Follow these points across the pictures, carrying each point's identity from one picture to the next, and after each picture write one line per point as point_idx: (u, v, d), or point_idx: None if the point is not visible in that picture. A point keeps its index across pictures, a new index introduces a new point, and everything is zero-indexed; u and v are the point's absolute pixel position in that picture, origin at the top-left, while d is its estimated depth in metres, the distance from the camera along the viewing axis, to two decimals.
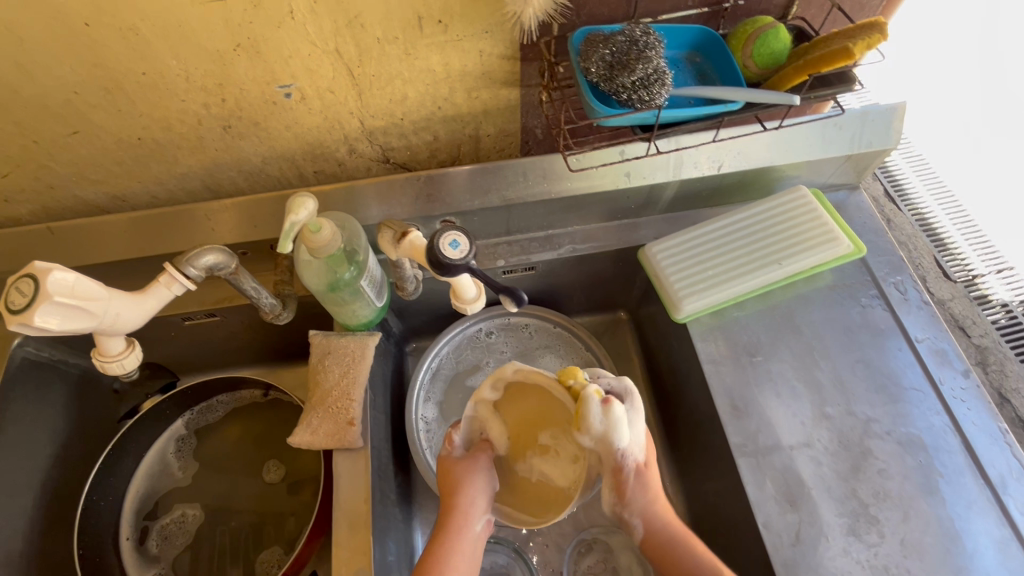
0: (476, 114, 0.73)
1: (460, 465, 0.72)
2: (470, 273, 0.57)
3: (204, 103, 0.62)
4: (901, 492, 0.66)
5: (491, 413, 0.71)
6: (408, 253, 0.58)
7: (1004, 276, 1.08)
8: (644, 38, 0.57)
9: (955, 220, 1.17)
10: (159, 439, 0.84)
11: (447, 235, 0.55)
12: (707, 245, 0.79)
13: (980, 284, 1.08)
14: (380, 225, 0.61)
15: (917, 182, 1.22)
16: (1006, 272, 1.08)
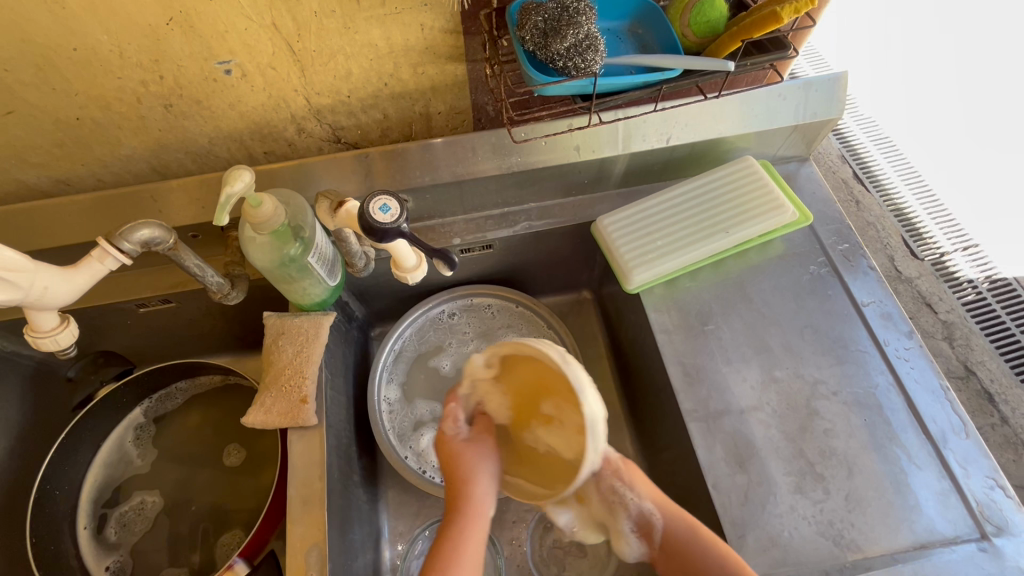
0: (424, 91, 0.73)
1: (468, 448, 0.67)
2: (402, 236, 0.59)
3: (141, 81, 0.62)
4: (847, 449, 0.67)
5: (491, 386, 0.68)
6: (345, 222, 0.63)
7: (969, 254, 1.25)
8: (575, 4, 0.58)
9: (925, 204, 1.31)
10: (117, 428, 0.82)
11: (377, 201, 0.60)
12: (658, 217, 0.80)
13: (948, 262, 1.25)
14: (317, 198, 0.66)
15: (892, 173, 1.36)
16: (972, 249, 1.26)
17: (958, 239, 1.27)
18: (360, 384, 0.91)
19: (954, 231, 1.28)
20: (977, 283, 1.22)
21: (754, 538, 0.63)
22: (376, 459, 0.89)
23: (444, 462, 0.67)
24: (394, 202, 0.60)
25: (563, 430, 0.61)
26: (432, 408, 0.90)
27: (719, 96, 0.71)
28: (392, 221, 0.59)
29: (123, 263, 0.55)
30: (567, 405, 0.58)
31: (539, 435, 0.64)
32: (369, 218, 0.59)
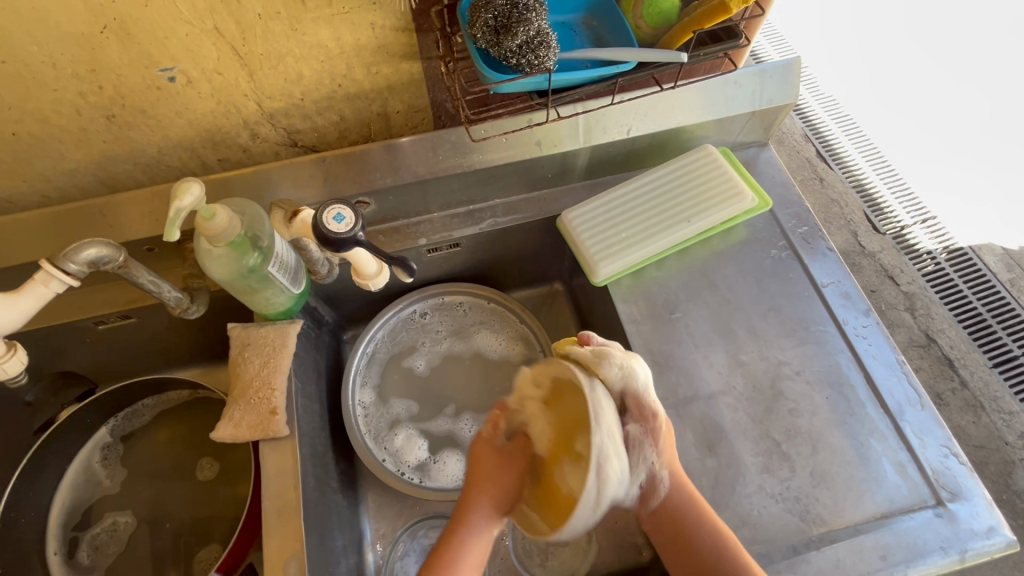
0: (380, 91, 0.72)
1: (493, 464, 0.67)
2: (358, 245, 0.59)
3: (80, 92, 0.59)
4: (810, 427, 0.70)
5: (540, 410, 0.64)
6: (301, 231, 0.65)
7: (929, 226, 1.30)
8: None
9: (885, 181, 1.35)
10: (84, 449, 0.80)
11: (330, 211, 0.59)
12: (623, 209, 0.80)
13: (908, 235, 1.29)
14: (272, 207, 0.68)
15: (855, 153, 1.39)
16: (930, 221, 1.30)
17: (918, 212, 1.31)
18: (333, 389, 0.90)
19: (913, 205, 1.32)
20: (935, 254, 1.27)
21: (726, 520, 0.65)
22: (354, 463, 0.88)
23: (473, 468, 0.68)
24: (348, 210, 0.59)
25: (580, 464, 0.56)
26: (408, 409, 0.90)
27: (675, 86, 0.71)
28: (347, 231, 0.58)
29: (71, 286, 0.53)
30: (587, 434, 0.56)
31: (567, 474, 0.58)
32: (323, 229, 0.58)
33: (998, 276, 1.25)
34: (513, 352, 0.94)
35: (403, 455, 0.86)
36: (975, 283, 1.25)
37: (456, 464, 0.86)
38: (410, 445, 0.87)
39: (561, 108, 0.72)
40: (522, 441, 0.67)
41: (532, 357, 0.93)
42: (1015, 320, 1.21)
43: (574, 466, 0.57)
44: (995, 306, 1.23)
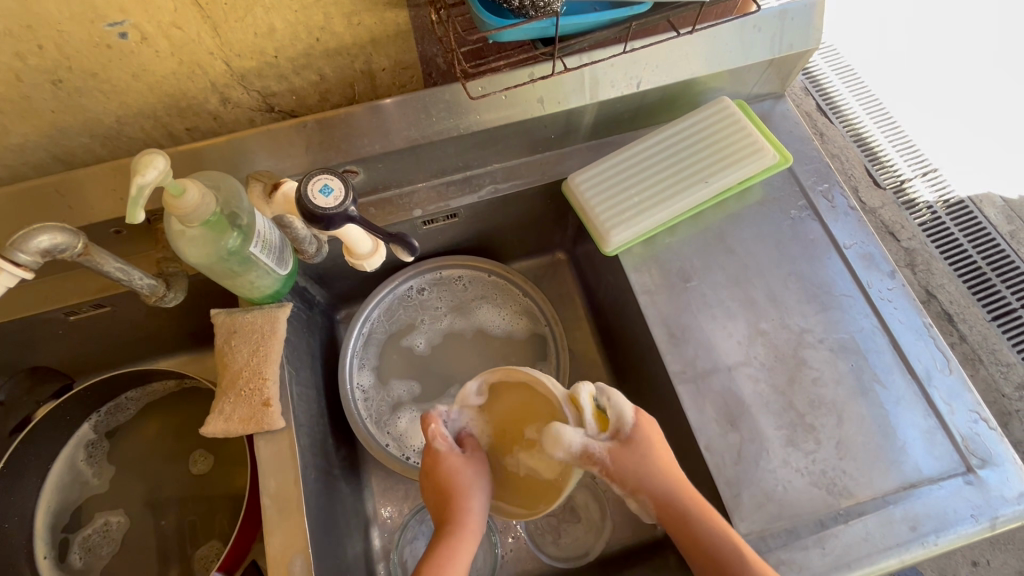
0: (363, 45, 0.64)
1: (463, 466, 0.66)
2: (352, 220, 0.53)
3: (17, 52, 0.52)
4: (835, 397, 0.66)
5: (480, 412, 0.70)
6: (282, 208, 0.59)
7: (928, 178, 1.25)
8: None
9: (890, 134, 1.30)
10: (65, 448, 0.75)
11: (318, 182, 0.53)
12: (636, 170, 0.72)
13: (908, 189, 1.24)
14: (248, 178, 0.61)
15: (857, 108, 1.32)
16: (930, 174, 1.26)
17: (919, 164, 1.27)
18: (330, 373, 0.85)
19: (915, 158, 1.27)
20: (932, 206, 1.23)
21: (750, 496, 0.62)
22: (355, 448, 0.85)
23: (439, 480, 0.66)
24: (337, 181, 0.53)
25: (545, 452, 0.67)
26: (410, 391, 0.85)
27: (692, 32, 0.65)
28: (336, 206, 0.52)
29: (22, 278, 0.45)
30: (549, 428, 0.67)
31: (523, 460, 0.69)
32: (309, 203, 0.51)
33: (999, 229, 1.22)
34: (517, 328, 0.89)
35: (407, 439, 0.82)
36: (976, 237, 1.21)
37: None
38: (414, 428, 0.83)
39: (567, 59, 0.65)
40: (469, 441, 0.69)
41: (538, 332, 0.88)
42: (1014, 273, 1.18)
43: (535, 454, 0.68)
44: (996, 260, 1.20)
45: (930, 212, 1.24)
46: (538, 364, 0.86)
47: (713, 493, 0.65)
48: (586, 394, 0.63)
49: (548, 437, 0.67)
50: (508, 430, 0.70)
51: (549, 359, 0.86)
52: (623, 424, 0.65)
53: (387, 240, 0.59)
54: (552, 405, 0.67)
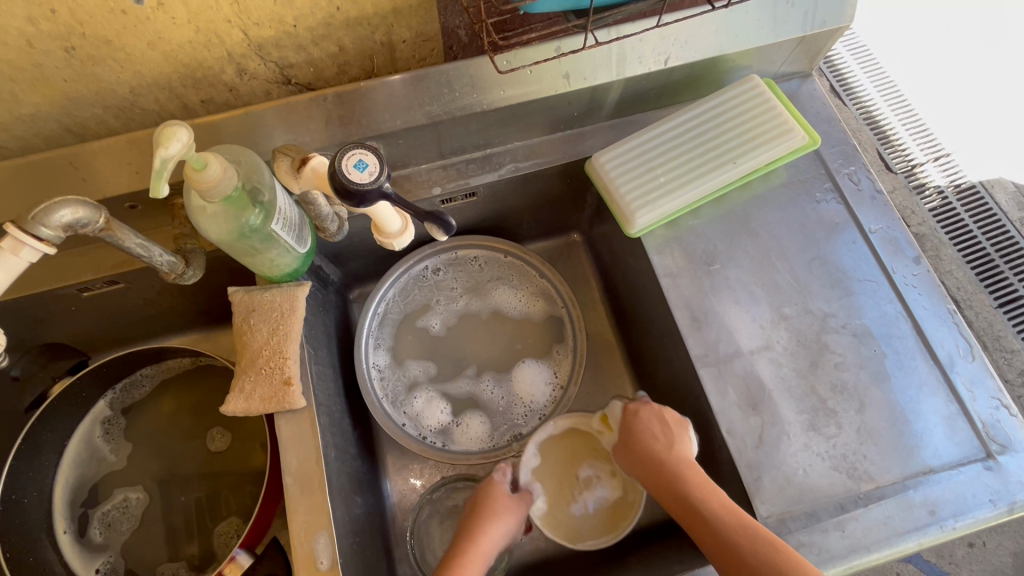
0: (384, 15, 0.62)
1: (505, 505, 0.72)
2: (385, 197, 0.51)
3: (28, 17, 0.49)
4: (857, 382, 0.66)
5: (543, 464, 0.77)
6: (313, 183, 0.54)
7: (940, 163, 1.24)
8: None
9: (903, 116, 1.27)
10: (82, 424, 0.75)
11: (352, 157, 0.51)
12: (663, 149, 0.69)
13: (919, 172, 1.23)
14: (275, 152, 0.56)
15: (871, 89, 1.29)
16: (942, 158, 1.24)
17: (932, 148, 1.25)
18: (345, 353, 0.85)
19: (928, 141, 1.25)
20: (944, 190, 1.22)
21: (771, 480, 0.62)
22: (370, 427, 0.85)
23: (475, 502, 0.73)
24: (371, 156, 0.51)
25: (604, 482, 0.77)
26: (426, 371, 0.85)
27: (727, 6, 0.62)
28: (371, 180, 0.50)
29: (45, 254, 0.43)
30: (598, 459, 0.78)
31: (588, 496, 0.77)
32: (343, 177, 0.49)
33: (1009, 216, 1.21)
34: (534, 309, 0.88)
35: (423, 419, 0.82)
36: (986, 223, 1.21)
37: (481, 428, 0.81)
38: (430, 408, 0.82)
39: (597, 33, 0.62)
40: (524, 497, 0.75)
41: (555, 313, 0.87)
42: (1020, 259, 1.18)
43: (596, 488, 0.77)
44: (1002, 243, 1.19)
45: (940, 196, 1.23)
46: (555, 345, 0.86)
47: (733, 476, 0.65)
48: (597, 419, 0.77)
49: (602, 468, 0.78)
50: (565, 480, 0.77)
51: (565, 340, 0.86)
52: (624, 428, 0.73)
53: (422, 219, 0.57)
54: (591, 441, 0.79)
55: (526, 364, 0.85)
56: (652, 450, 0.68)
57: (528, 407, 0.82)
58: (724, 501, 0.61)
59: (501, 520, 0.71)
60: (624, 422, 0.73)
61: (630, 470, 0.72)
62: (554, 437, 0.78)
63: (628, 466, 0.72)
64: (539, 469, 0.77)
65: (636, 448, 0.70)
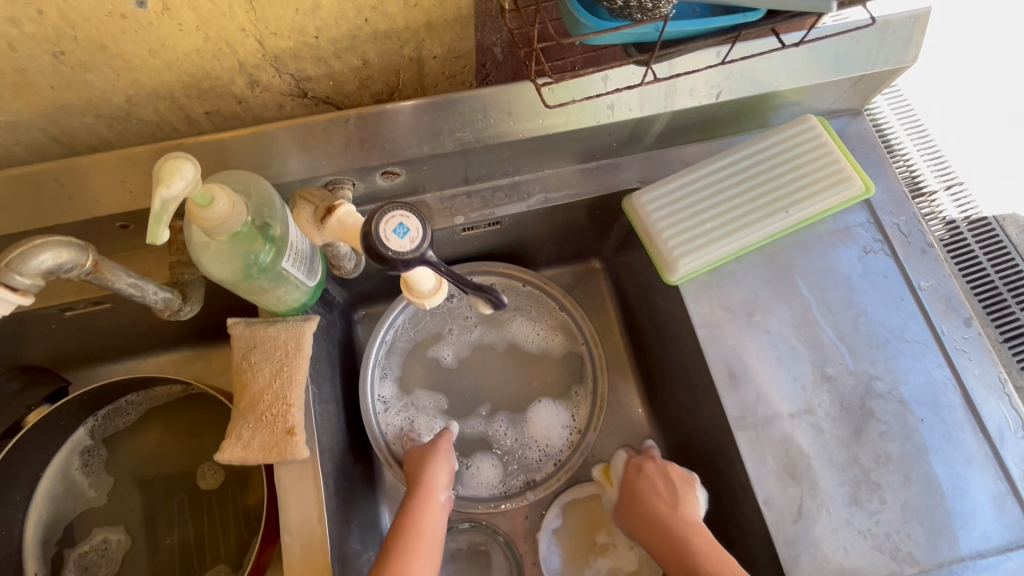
0: (416, 29, 0.55)
1: (430, 455, 0.71)
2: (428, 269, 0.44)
3: (11, 18, 0.42)
4: (902, 453, 0.62)
5: (562, 530, 0.77)
6: (336, 234, 0.48)
7: (954, 192, 0.84)
8: None
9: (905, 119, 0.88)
10: (59, 455, 0.69)
11: (393, 220, 0.44)
12: (709, 191, 0.64)
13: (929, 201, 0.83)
14: (298, 199, 0.50)
15: None
16: (956, 187, 0.84)
17: (938, 168, 0.85)
18: (347, 382, 0.79)
19: (938, 162, 0.85)
20: (955, 224, 0.82)
21: (807, 559, 0.58)
22: (371, 463, 0.79)
23: (410, 468, 0.70)
24: (413, 221, 0.44)
25: (619, 552, 0.76)
26: (435, 406, 0.80)
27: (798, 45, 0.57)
28: (411, 249, 0.43)
29: (20, 306, 0.37)
30: (618, 529, 0.77)
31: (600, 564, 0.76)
32: (381, 245, 0.43)
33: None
34: (553, 344, 0.83)
35: None
36: (1017, 284, 0.79)
37: (493, 472, 0.76)
38: None
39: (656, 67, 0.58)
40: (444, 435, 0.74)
41: (575, 350, 0.82)
42: None
43: (611, 557, 0.76)
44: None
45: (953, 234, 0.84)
46: (574, 385, 0.80)
47: (767, 550, 0.61)
48: (598, 471, 0.77)
49: (620, 537, 0.77)
50: (583, 544, 0.77)
51: (585, 381, 0.80)
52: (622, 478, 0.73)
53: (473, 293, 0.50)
54: None
55: (545, 405, 0.80)
56: (654, 510, 0.67)
57: (543, 450, 0.77)
58: (732, 567, 0.59)
59: (442, 466, 0.70)
60: (626, 478, 0.72)
61: (635, 533, 0.69)
62: (576, 502, 0.78)
63: (631, 527, 0.69)
64: (558, 534, 0.77)
65: (637, 501, 0.69)
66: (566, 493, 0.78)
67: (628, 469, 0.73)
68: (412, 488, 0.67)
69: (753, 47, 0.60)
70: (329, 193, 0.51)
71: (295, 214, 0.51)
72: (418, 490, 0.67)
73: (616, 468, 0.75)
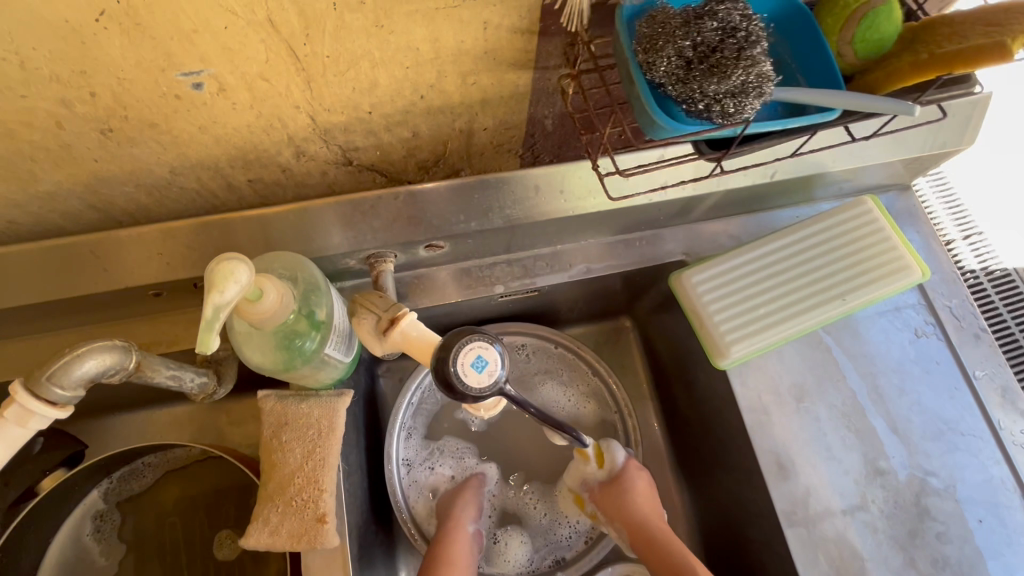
0: (471, 104, 0.53)
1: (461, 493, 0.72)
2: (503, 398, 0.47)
3: (63, 99, 0.40)
4: (960, 557, 0.59)
5: None
6: (399, 346, 0.48)
7: (974, 243, 0.74)
8: (745, 26, 0.39)
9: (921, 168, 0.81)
10: (70, 518, 0.66)
11: (471, 351, 0.46)
12: (760, 274, 0.62)
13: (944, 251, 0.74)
14: (359, 306, 0.50)
15: None
16: (977, 238, 0.75)
17: (955, 215, 0.76)
18: (373, 440, 0.75)
19: (955, 210, 0.76)
20: (971, 273, 0.72)
21: None
22: (392, 528, 0.76)
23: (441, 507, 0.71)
24: (490, 351, 0.46)
25: None
26: (464, 453, 0.77)
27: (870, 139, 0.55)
28: (488, 383, 0.45)
29: (62, 417, 0.37)
30: None
31: None
32: (460, 379, 0.45)
33: None
34: (585, 412, 0.78)
35: None
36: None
37: (520, 549, 0.73)
38: None
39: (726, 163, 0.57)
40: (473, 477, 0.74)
41: (608, 419, 0.78)
42: None
43: None
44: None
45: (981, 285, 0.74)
46: None
47: None
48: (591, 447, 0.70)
49: None
50: None
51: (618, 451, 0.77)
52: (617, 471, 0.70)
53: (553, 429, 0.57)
54: None
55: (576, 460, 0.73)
56: (642, 509, 0.68)
57: (571, 527, 0.74)
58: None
59: (470, 499, 0.71)
60: (623, 473, 0.70)
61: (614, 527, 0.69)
62: None
63: (609, 514, 0.69)
64: None
65: (631, 502, 0.68)
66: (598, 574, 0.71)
67: (625, 462, 0.71)
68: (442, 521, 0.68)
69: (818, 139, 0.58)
70: (391, 300, 0.50)
71: (354, 321, 0.50)
72: (447, 522, 0.68)
73: (613, 456, 0.71)
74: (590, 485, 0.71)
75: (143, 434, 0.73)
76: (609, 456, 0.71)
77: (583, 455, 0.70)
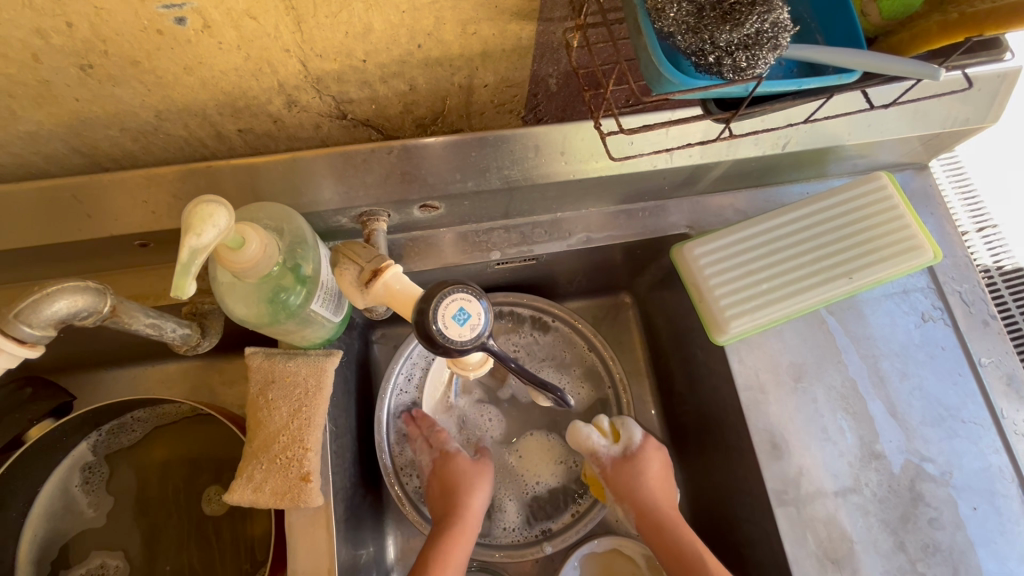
0: (471, 57, 0.51)
1: (473, 473, 0.69)
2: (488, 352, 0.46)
3: (37, 28, 0.38)
4: (952, 544, 0.58)
5: None
6: (382, 298, 0.46)
7: (987, 237, 0.72)
8: None
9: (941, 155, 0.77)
10: (58, 470, 0.66)
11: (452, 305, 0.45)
12: (764, 249, 0.61)
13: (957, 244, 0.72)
14: (341, 258, 0.48)
15: None
16: (990, 231, 0.72)
17: (970, 207, 0.73)
18: (363, 401, 0.74)
19: (971, 200, 0.74)
20: (984, 272, 0.70)
21: None
22: (381, 492, 0.75)
23: (445, 482, 0.67)
24: (472, 304, 0.45)
25: None
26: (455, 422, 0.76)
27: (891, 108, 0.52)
28: (471, 335, 0.45)
29: (30, 353, 0.37)
30: None
31: None
32: (440, 332, 0.44)
33: None
34: (581, 386, 0.77)
35: None
36: None
37: (515, 519, 0.73)
38: None
39: (736, 125, 0.54)
40: (484, 455, 0.72)
41: (602, 396, 0.76)
42: None
43: None
44: None
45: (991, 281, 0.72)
46: None
47: None
48: (605, 420, 0.71)
49: None
50: None
51: None
52: (626, 447, 0.69)
53: (532, 386, 0.52)
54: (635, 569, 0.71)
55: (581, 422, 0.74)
56: (652, 489, 0.66)
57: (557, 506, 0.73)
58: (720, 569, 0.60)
59: (477, 489, 0.67)
60: (636, 452, 0.69)
61: (623, 503, 0.67)
62: (596, 555, 0.71)
63: (619, 491, 0.67)
64: None
65: (638, 478, 0.67)
66: (584, 546, 0.71)
67: (642, 439, 0.70)
68: (455, 509, 0.65)
69: (836, 106, 0.55)
70: (374, 251, 0.48)
71: (337, 272, 0.48)
72: (461, 511, 0.65)
73: (630, 434, 0.70)
74: (601, 459, 0.69)
75: (133, 388, 0.73)
76: (624, 434, 0.70)
77: (598, 427, 0.71)
